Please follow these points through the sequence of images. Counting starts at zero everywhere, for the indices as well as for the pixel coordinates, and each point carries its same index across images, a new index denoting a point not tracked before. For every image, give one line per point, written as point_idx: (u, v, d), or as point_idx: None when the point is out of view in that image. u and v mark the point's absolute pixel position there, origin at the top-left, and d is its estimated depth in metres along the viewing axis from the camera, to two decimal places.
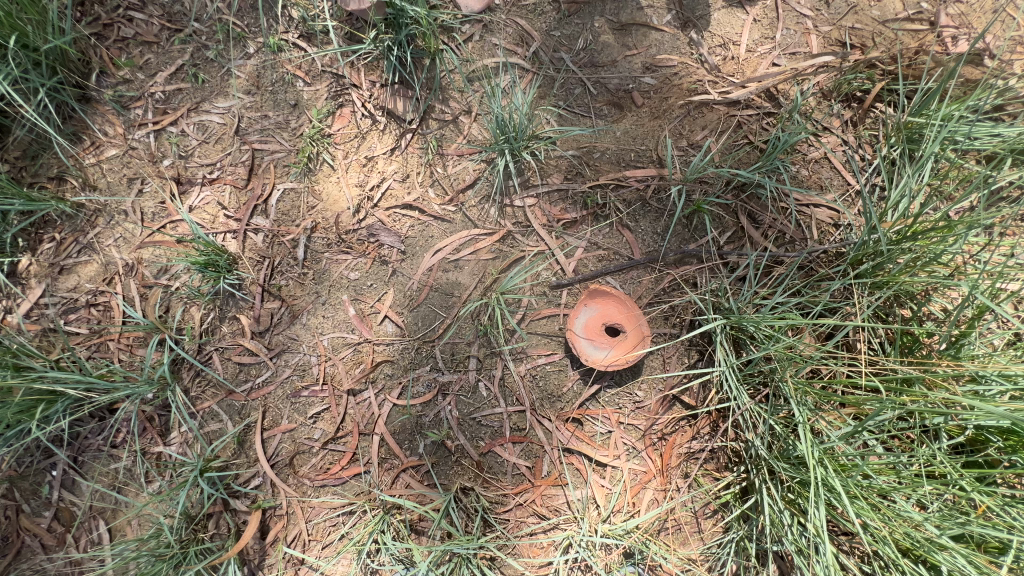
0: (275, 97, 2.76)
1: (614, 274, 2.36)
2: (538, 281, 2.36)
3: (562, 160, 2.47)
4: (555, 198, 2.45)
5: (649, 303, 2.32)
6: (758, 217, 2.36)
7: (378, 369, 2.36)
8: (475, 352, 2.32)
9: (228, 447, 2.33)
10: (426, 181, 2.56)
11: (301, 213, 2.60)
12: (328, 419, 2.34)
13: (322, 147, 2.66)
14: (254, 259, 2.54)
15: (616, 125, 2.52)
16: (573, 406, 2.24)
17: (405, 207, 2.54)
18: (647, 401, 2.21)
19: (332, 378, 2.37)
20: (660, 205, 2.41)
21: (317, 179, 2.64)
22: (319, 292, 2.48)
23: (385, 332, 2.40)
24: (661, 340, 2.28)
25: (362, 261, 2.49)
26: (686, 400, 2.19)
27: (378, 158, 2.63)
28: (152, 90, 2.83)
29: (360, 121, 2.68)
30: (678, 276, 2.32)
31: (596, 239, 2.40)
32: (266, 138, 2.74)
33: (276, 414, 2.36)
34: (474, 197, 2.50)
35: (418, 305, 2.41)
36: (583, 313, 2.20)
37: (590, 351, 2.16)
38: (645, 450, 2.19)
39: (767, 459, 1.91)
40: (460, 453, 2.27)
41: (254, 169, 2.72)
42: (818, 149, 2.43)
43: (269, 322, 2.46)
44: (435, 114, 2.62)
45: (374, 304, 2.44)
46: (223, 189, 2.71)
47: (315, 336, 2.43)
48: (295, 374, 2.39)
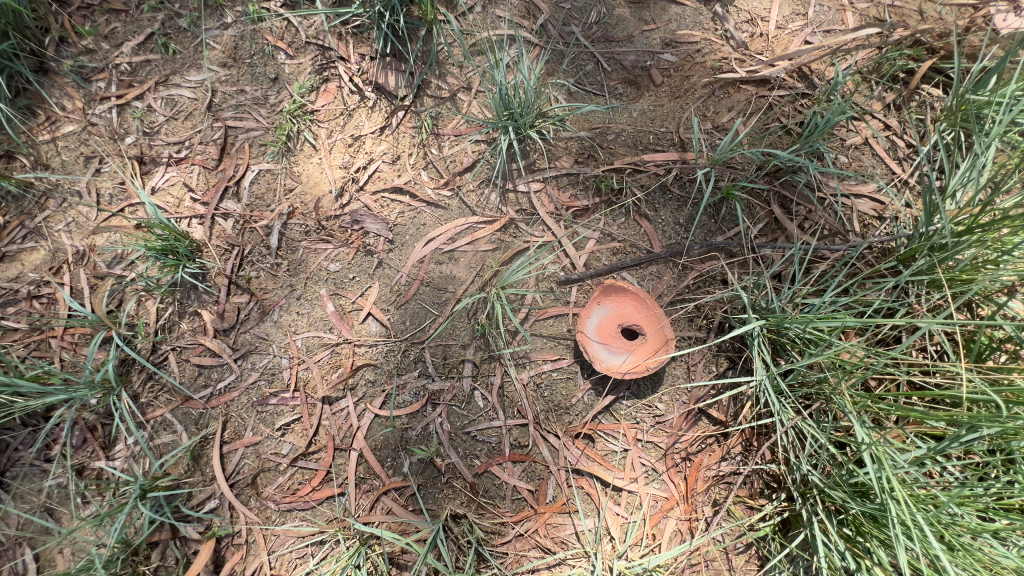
0: (253, 70, 2.51)
1: (631, 269, 2.07)
2: (544, 275, 2.07)
3: (572, 141, 2.21)
4: (563, 183, 2.17)
5: (672, 302, 2.01)
6: (794, 207, 2.08)
7: (359, 375, 2.05)
8: (470, 355, 2.02)
9: (180, 462, 2.00)
10: (418, 162, 2.28)
11: (277, 197, 2.31)
12: (299, 432, 2.02)
13: (304, 124, 2.39)
14: (222, 247, 2.24)
15: (633, 106, 2.26)
16: (583, 420, 1.94)
17: (394, 191, 2.25)
18: (669, 415, 1.91)
19: (306, 383, 2.06)
20: (683, 192, 2.13)
21: (297, 160, 2.36)
22: (294, 285, 2.17)
23: (368, 331, 2.09)
24: (684, 347, 1.97)
25: (344, 250, 2.20)
26: (715, 415, 1.88)
27: (365, 138, 2.36)
28: (119, 63, 2.56)
29: (347, 98, 2.41)
30: (705, 271, 2.02)
31: (610, 230, 2.11)
32: (242, 115, 2.47)
33: (238, 425, 2.04)
34: (472, 180, 2.22)
35: (406, 302, 2.11)
36: (595, 313, 1.93)
37: (605, 356, 1.87)
38: (667, 472, 1.88)
39: (820, 487, 1.60)
40: (451, 473, 1.95)
41: (227, 148, 2.44)
42: (858, 134, 2.17)
43: (235, 318, 2.14)
44: (431, 91, 2.38)
45: (356, 299, 2.13)
46: (191, 170, 2.42)
47: (287, 336, 2.12)
48: (263, 379, 2.08)
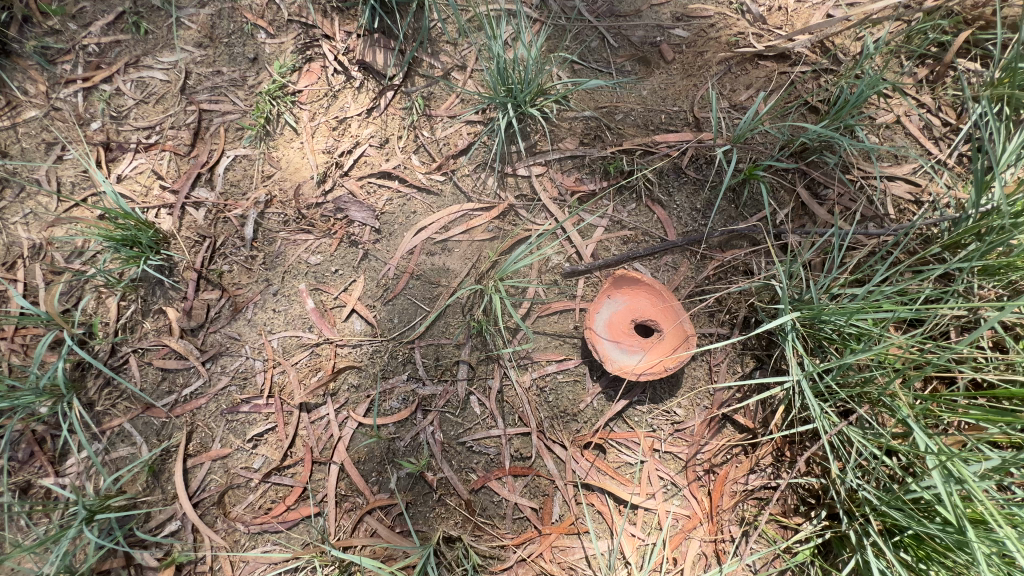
0: (231, 51, 2.32)
1: (643, 260, 1.87)
2: (547, 267, 1.87)
3: (577, 122, 2.02)
4: (567, 166, 1.98)
5: (690, 295, 1.80)
6: (822, 190, 1.89)
7: (340, 379, 1.83)
8: (466, 356, 1.81)
9: (138, 479, 1.77)
10: (409, 146, 2.08)
11: (254, 184, 2.11)
12: (272, 443, 1.79)
13: (285, 106, 2.20)
14: (191, 238, 2.03)
15: (642, 84, 2.08)
16: (593, 428, 1.72)
17: (381, 177, 2.05)
18: (689, 422, 1.70)
19: (281, 389, 1.84)
20: (700, 175, 1.93)
21: (276, 145, 2.17)
22: (270, 280, 1.96)
23: (352, 330, 1.88)
24: (704, 345, 1.76)
25: (326, 241, 1.99)
26: (742, 422, 1.67)
27: (351, 120, 2.16)
28: (86, 44, 2.37)
29: (332, 78, 2.22)
30: (726, 261, 1.82)
31: (620, 217, 1.91)
32: (218, 97, 2.28)
33: (205, 436, 1.81)
34: (468, 164, 2.02)
35: (394, 298, 1.90)
36: (605, 308, 1.73)
37: (617, 355, 1.68)
38: (688, 486, 1.66)
39: (872, 505, 1.38)
40: (443, 489, 1.72)
41: (201, 133, 2.24)
42: (889, 113, 1.98)
43: (204, 317, 1.92)
44: (423, 70, 2.19)
45: (338, 295, 1.92)
46: (161, 157, 2.22)
47: (262, 336, 1.90)
48: (234, 384, 1.86)
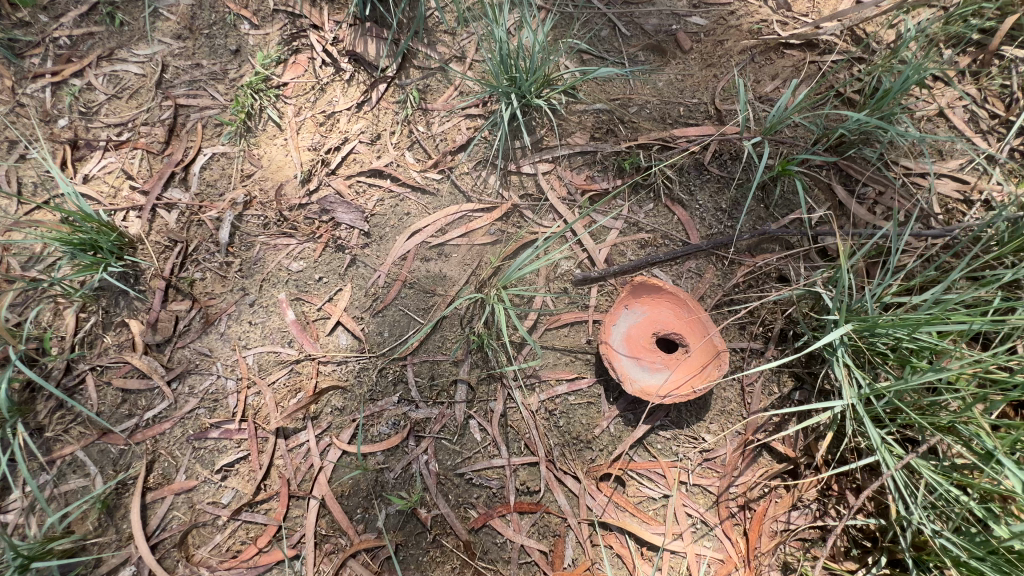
0: (211, 42, 2.15)
1: (663, 266, 1.67)
2: (556, 274, 1.67)
3: (587, 115, 1.84)
4: (577, 163, 1.79)
5: (717, 305, 1.60)
6: (861, 189, 1.70)
7: (323, 401, 1.62)
8: (464, 375, 1.60)
9: (89, 516, 1.55)
10: (402, 142, 1.89)
11: (231, 183, 1.92)
12: (244, 475, 1.57)
13: (268, 100, 2.02)
14: (161, 243, 1.83)
15: (658, 75, 1.90)
16: (610, 457, 1.51)
17: (371, 176, 1.86)
18: (720, 451, 1.49)
19: (256, 412, 1.62)
20: (724, 171, 1.75)
21: (257, 142, 1.98)
22: (246, 289, 1.76)
23: (336, 345, 1.67)
24: (735, 362, 1.55)
25: (310, 246, 1.79)
26: (781, 451, 1.46)
27: (340, 115, 1.98)
28: (57, 36, 2.20)
29: (320, 71, 2.05)
30: (757, 267, 1.62)
31: (636, 219, 1.72)
32: (196, 92, 2.10)
33: (168, 466, 1.59)
34: (467, 161, 1.83)
35: (384, 310, 1.69)
36: (623, 320, 1.54)
37: (639, 374, 1.48)
38: (721, 526, 1.44)
39: (950, 554, 1.16)
40: (439, 529, 1.50)
41: (176, 129, 2.05)
42: (930, 104, 1.80)
43: (171, 330, 1.71)
44: (418, 61, 2.01)
45: (322, 306, 1.72)
46: (132, 155, 2.03)
47: (235, 352, 1.69)
48: (203, 406, 1.64)
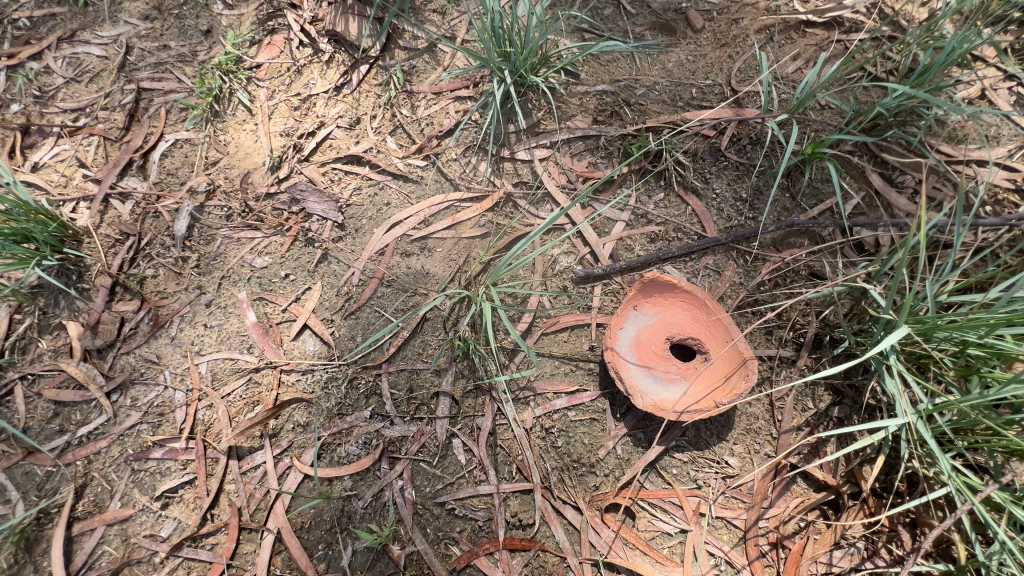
0: (181, 24, 1.98)
1: (676, 262, 1.47)
2: (554, 271, 1.47)
3: (589, 97, 1.65)
4: (577, 148, 1.60)
5: (740, 307, 1.40)
6: (899, 176, 1.49)
7: (284, 416, 1.40)
8: (448, 387, 1.38)
9: (5, 552, 1.32)
10: (384, 126, 1.70)
11: (193, 171, 1.72)
12: (188, 503, 1.34)
13: (238, 82, 1.83)
14: (110, 237, 1.63)
15: (666, 55, 1.72)
16: (617, 484, 1.29)
17: (348, 163, 1.66)
18: (746, 478, 1.27)
19: (206, 429, 1.40)
20: (744, 157, 1.55)
21: (225, 127, 1.79)
22: (202, 288, 1.55)
23: (302, 352, 1.46)
24: (762, 373, 1.34)
25: (277, 240, 1.59)
26: (819, 478, 1.24)
27: (317, 99, 1.79)
28: (17, 18, 2.03)
29: (296, 52, 1.86)
30: (784, 264, 1.42)
31: (646, 209, 1.52)
32: (161, 75, 1.91)
33: (101, 492, 1.37)
34: (455, 146, 1.64)
35: (357, 311, 1.48)
36: (631, 323, 1.33)
37: (650, 386, 1.27)
38: (749, 567, 1.22)
39: None
40: (414, 570, 1.27)
41: (137, 114, 1.86)
42: (971, 86, 1.62)
43: (114, 334, 1.50)
44: (404, 41, 1.83)
45: (288, 307, 1.51)
46: (87, 142, 1.84)
47: (187, 359, 1.47)
48: (145, 422, 1.42)
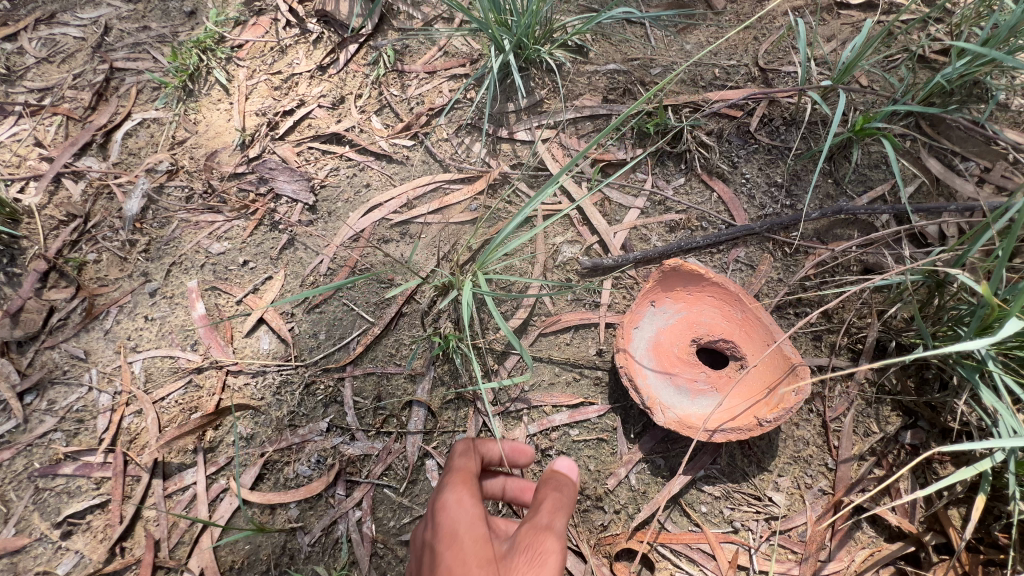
0: (166, 5, 1.72)
1: (702, 254, 1.25)
2: (556, 262, 1.25)
3: (598, 76, 1.48)
4: (585, 129, 1.43)
5: (780, 306, 1.19)
6: (960, 163, 1.28)
7: (225, 426, 1.16)
8: (423, 396, 1.16)
9: None
10: (370, 105, 1.52)
11: (156, 150, 1.51)
12: (96, 532, 1.10)
13: (216, 61, 1.60)
14: (54, 219, 1.41)
15: (685, 36, 1.52)
16: (633, 525, 1.03)
17: (326, 143, 1.48)
18: (797, 521, 1.02)
19: (130, 440, 1.16)
20: (778, 139, 1.34)
21: (198, 108, 1.57)
22: (148, 275, 1.33)
23: (254, 351, 1.22)
24: (811, 386, 1.09)
25: (239, 225, 1.38)
26: (891, 524, 0.99)
27: (299, 78, 1.58)
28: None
29: (281, 30, 1.65)
30: (832, 257, 1.20)
31: (664, 194, 1.31)
32: (138, 56, 1.66)
33: None
34: (447, 126, 1.46)
35: (321, 305, 1.24)
36: (649, 322, 1.11)
37: (673, 398, 1.04)
38: None
39: None
40: None
41: (106, 93, 1.61)
42: None
43: (41, 325, 1.28)
44: (398, 21, 1.63)
45: (243, 299, 1.29)
46: (48, 121, 1.57)
47: (119, 356, 1.25)
48: (60, 430, 1.18)
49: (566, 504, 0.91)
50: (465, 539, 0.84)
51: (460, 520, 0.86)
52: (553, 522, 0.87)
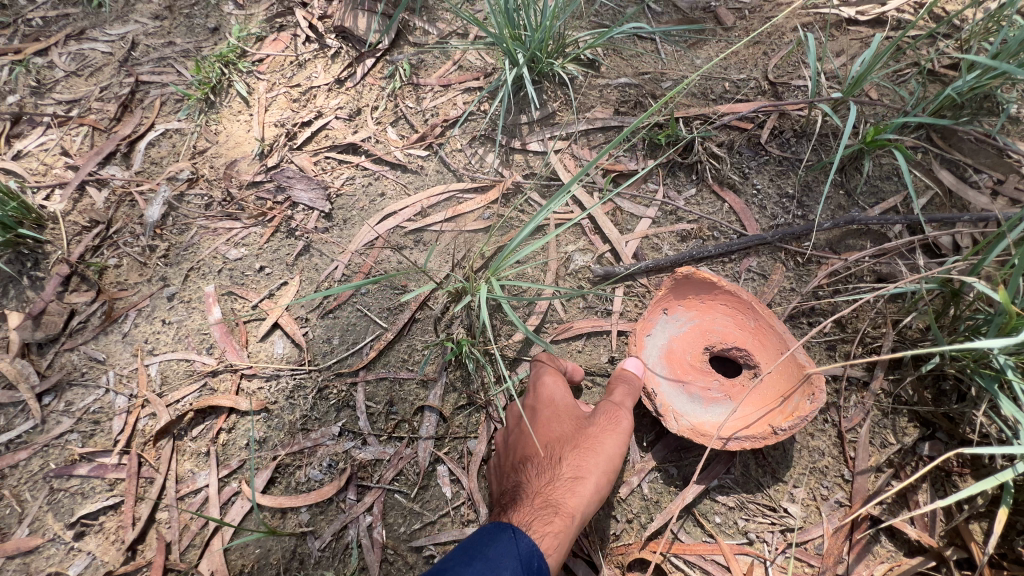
0: (190, 21, 1.77)
1: (713, 263, 1.26)
2: (569, 270, 1.26)
3: (610, 90, 1.50)
4: (596, 141, 1.46)
5: (793, 316, 1.19)
6: (973, 175, 1.28)
7: (239, 429, 1.17)
8: (435, 402, 1.17)
9: None
10: (386, 117, 1.56)
11: (178, 159, 1.55)
12: (108, 534, 1.10)
13: (237, 74, 1.65)
14: (77, 225, 1.45)
15: (696, 51, 1.55)
16: (646, 535, 1.02)
17: (343, 152, 1.51)
18: (814, 533, 1.00)
19: (145, 442, 1.17)
20: (788, 151, 1.35)
21: (218, 119, 1.61)
22: (167, 280, 1.36)
23: (269, 355, 1.23)
24: (826, 395, 1.08)
25: (256, 231, 1.41)
26: (911, 538, 0.97)
27: (317, 91, 1.63)
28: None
29: (300, 45, 1.70)
30: (844, 268, 1.20)
31: (675, 204, 1.32)
32: (162, 69, 1.71)
33: (9, 515, 1.13)
34: (460, 137, 1.49)
35: (335, 310, 1.26)
36: (662, 330, 1.13)
37: (685, 406, 1.05)
38: None
39: None
40: None
41: (131, 105, 1.66)
42: None
43: (62, 327, 1.30)
44: (414, 37, 1.67)
45: (259, 304, 1.31)
46: (75, 131, 1.62)
47: (137, 359, 1.26)
48: (76, 430, 1.19)
49: (636, 390, 1.03)
50: (555, 412, 1.07)
51: (552, 395, 1.07)
52: (624, 399, 1.03)
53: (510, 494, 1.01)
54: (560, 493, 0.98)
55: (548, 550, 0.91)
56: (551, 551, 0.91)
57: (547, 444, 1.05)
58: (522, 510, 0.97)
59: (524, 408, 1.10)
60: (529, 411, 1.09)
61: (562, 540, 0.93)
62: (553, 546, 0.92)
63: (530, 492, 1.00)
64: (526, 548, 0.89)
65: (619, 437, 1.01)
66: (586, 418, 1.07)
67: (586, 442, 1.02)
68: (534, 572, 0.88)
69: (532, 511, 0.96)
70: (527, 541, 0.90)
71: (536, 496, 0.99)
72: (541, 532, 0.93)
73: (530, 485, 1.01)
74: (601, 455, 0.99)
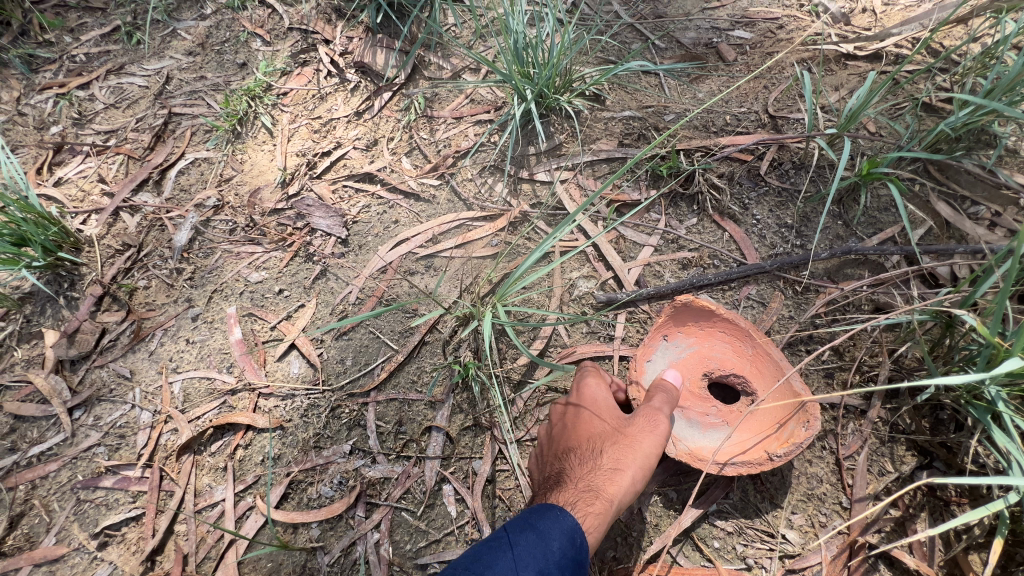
0: (221, 57, 1.88)
1: (714, 291, 1.30)
2: (573, 296, 1.31)
3: (614, 122, 1.57)
4: (601, 171, 1.52)
5: (792, 343, 1.22)
6: (970, 207, 1.31)
7: (256, 446, 1.23)
8: (442, 422, 1.21)
9: None
10: (401, 147, 1.64)
11: (205, 187, 1.64)
12: (129, 545, 1.16)
13: (263, 107, 1.75)
14: (110, 248, 1.54)
15: (698, 85, 1.61)
16: (647, 557, 1.04)
17: (360, 181, 1.59)
18: (812, 560, 1.01)
19: (166, 456, 1.23)
20: (786, 182, 1.39)
21: (244, 149, 1.71)
22: (192, 301, 1.44)
23: (285, 375, 1.29)
24: (824, 423, 1.11)
25: (276, 256, 1.49)
26: (910, 567, 0.98)
27: (337, 123, 1.72)
28: (57, 34, 1.94)
29: (322, 80, 1.80)
30: (842, 297, 1.23)
31: (676, 233, 1.37)
32: (194, 102, 1.82)
33: (38, 524, 1.19)
34: (471, 167, 1.57)
35: (349, 332, 1.32)
36: (662, 355, 1.17)
37: (685, 432, 1.09)
38: None
39: None
40: None
41: (164, 135, 1.77)
42: None
43: (92, 345, 1.38)
44: (429, 72, 1.77)
45: (277, 325, 1.37)
46: (111, 159, 1.73)
47: (161, 376, 1.33)
48: (103, 444, 1.26)
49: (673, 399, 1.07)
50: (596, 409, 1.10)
51: (596, 394, 1.11)
52: (662, 406, 1.06)
53: (553, 478, 1.05)
54: (599, 480, 1.01)
55: (589, 529, 0.95)
56: (591, 529, 0.95)
57: (588, 437, 1.08)
58: (562, 493, 1.00)
59: (566, 405, 1.13)
60: (572, 407, 1.12)
61: (601, 521, 0.96)
62: (593, 525, 0.96)
63: (572, 476, 1.03)
64: (571, 527, 0.93)
65: (659, 435, 1.02)
66: (625, 417, 1.10)
67: (625, 439, 1.04)
68: (577, 547, 0.92)
69: (574, 492, 1.00)
70: (571, 519, 0.94)
71: (577, 482, 1.02)
72: (584, 512, 0.96)
73: (571, 471, 1.04)
74: (641, 450, 1.01)
